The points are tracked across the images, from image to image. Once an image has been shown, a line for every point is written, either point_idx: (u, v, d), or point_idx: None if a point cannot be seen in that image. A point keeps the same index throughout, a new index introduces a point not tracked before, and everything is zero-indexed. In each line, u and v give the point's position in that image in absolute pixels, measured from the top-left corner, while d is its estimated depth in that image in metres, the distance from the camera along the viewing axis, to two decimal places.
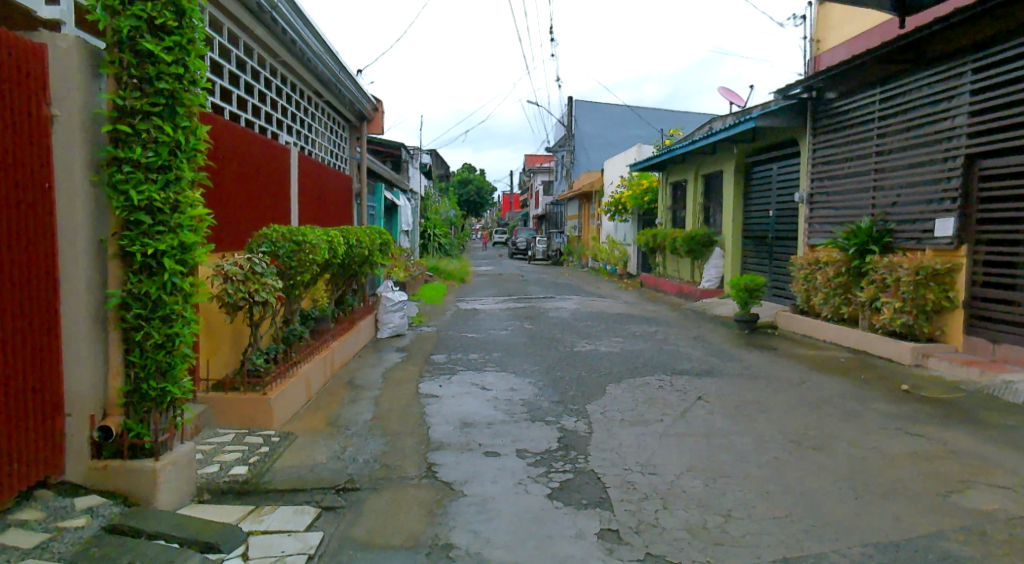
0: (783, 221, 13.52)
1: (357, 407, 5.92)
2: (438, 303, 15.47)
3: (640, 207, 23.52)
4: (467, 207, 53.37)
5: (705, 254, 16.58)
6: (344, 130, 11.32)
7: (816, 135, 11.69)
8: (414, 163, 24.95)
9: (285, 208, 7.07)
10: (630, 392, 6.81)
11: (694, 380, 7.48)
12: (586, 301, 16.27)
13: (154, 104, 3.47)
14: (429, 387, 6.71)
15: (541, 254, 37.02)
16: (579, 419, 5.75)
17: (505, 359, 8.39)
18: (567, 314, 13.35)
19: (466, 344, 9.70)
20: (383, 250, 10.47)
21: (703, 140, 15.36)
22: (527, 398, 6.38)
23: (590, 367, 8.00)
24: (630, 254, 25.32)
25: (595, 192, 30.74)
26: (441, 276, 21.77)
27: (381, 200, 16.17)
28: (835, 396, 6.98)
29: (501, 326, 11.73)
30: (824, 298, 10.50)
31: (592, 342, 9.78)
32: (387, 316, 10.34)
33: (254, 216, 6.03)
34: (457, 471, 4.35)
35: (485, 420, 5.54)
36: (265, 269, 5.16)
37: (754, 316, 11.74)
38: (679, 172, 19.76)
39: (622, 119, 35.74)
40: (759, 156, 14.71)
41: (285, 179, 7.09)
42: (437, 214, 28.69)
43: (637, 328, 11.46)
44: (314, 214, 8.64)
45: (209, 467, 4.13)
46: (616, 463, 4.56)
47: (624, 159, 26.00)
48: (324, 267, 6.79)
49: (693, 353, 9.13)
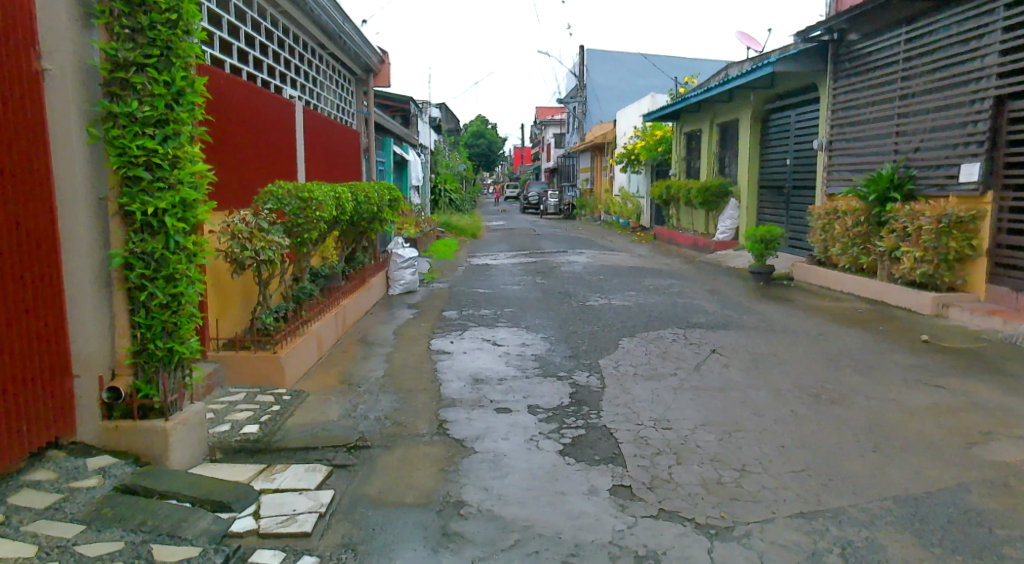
0: (800, 170, 13.20)
1: (368, 365, 5.90)
2: (450, 259, 15.40)
3: (654, 158, 23.10)
4: (478, 161, 52.83)
5: (720, 205, 16.31)
6: (350, 83, 11.07)
7: (837, 79, 11.29)
8: (423, 117, 24.56)
9: (291, 164, 6.94)
10: (643, 347, 6.73)
11: (709, 333, 7.39)
12: (598, 255, 16.11)
13: (150, 55, 3.31)
14: (441, 343, 6.67)
15: (553, 208, 36.68)
16: (591, 374, 5.70)
17: (517, 314, 8.33)
18: (579, 268, 13.24)
19: (478, 300, 9.64)
20: (393, 206, 10.35)
21: (719, 87, 14.93)
22: (539, 354, 6.34)
23: (604, 321, 7.92)
24: (643, 207, 25.02)
25: (608, 144, 30.24)
26: (452, 231, 21.63)
27: (391, 155, 15.98)
28: (852, 348, 6.88)
29: (513, 281, 11.65)
30: (842, 248, 10.30)
31: (606, 296, 9.68)
32: (398, 272, 10.27)
33: (259, 172, 5.92)
34: (469, 427, 4.33)
35: (496, 377, 5.50)
36: (271, 226, 5.07)
37: (770, 267, 11.56)
38: (694, 122, 19.31)
39: (635, 68, 34.89)
40: (777, 103, 14.29)
41: (290, 133, 6.94)
42: (447, 169, 28.38)
43: (650, 281, 11.34)
44: (323, 170, 8.51)
45: (220, 426, 4.12)
46: (629, 418, 4.51)
47: (637, 110, 25.45)
48: (333, 224, 6.69)
49: (707, 306, 9.02)
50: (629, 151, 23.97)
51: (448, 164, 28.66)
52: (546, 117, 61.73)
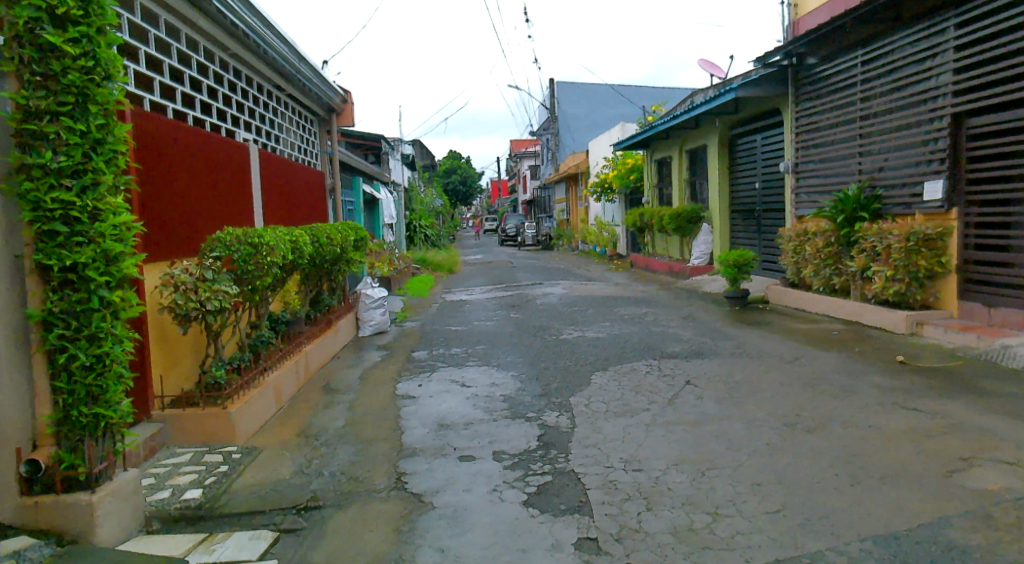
0: (770, 192, 13.24)
1: (330, 414, 5.64)
2: (425, 296, 15.18)
3: (626, 186, 23.21)
4: (454, 196, 52.92)
5: (693, 230, 16.31)
6: (312, 123, 10.92)
7: (798, 102, 11.38)
8: (395, 154, 24.52)
9: (244, 209, 6.74)
10: (616, 381, 6.54)
11: (684, 363, 7.21)
12: (574, 285, 15.99)
13: (63, 103, 3.16)
14: (407, 387, 6.42)
15: (531, 239, 36.67)
16: (562, 413, 5.49)
17: (488, 352, 8.12)
18: (555, 300, 13.09)
19: (449, 338, 9.42)
20: (359, 245, 10.14)
21: (684, 114, 15.03)
22: (508, 393, 6.12)
23: (576, 355, 7.72)
24: (619, 235, 25.06)
25: (582, 175, 30.40)
26: (427, 267, 21.46)
27: (361, 194, 15.84)
28: (828, 372, 6.74)
29: (487, 316, 11.45)
30: (814, 270, 10.26)
31: (580, 328, 9.50)
32: (368, 313, 10.02)
33: (206, 219, 5.71)
34: (430, 479, 4.08)
35: (462, 421, 5.27)
36: (217, 275, 4.86)
37: (745, 292, 11.49)
38: (663, 149, 19.44)
39: (605, 99, 35.31)
40: (742, 128, 14.40)
41: (243, 177, 6.76)
42: (422, 205, 28.28)
43: (625, 310, 11.20)
44: (281, 213, 8.32)
45: (160, 492, 3.85)
46: (599, 460, 4.30)
47: (608, 140, 25.65)
48: (290, 267, 6.48)
49: (682, 334, 8.87)
50: (602, 181, 24.06)
51: (423, 200, 28.64)
52: (520, 150, 62.26)
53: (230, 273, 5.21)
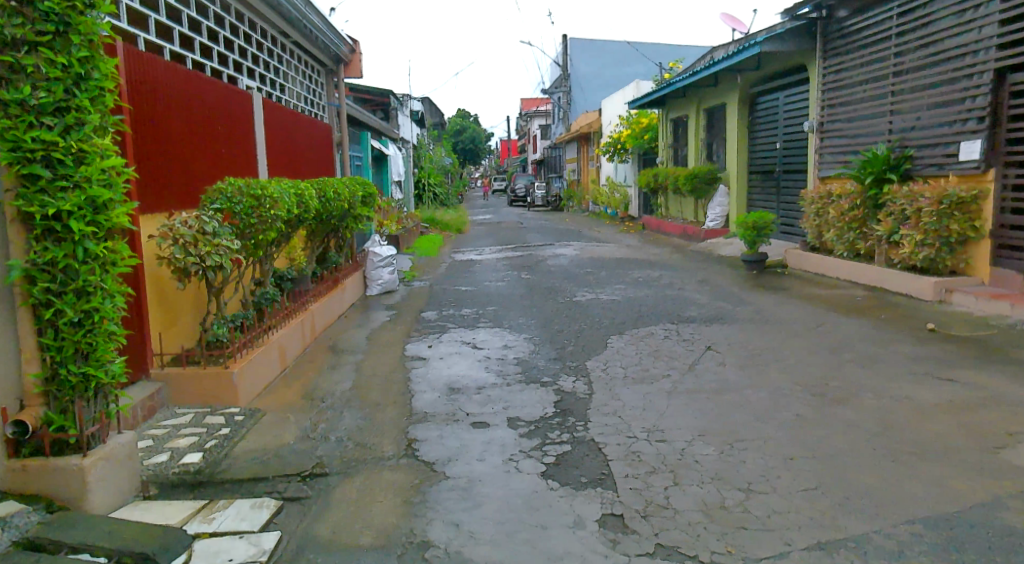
0: (791, 153, 12.80)
1: (336, 375, 5.43)
2: (433, 255, 14.91)
3: (640, 146, 22.66)
4: (463, 155, 52.21)
5: (709, 192, 15.89)
6: (319, 74, 10.52)
7: (826, 58, 10.87)
8: (404, 111, 23.99)
9: (247, 161, 6.45)
10: (633, 345, 6.28)
11: (703, 328, 6.94)
12: (586, 247, 15.67)
13: (43, 32, 2.86)
14: (416, 348, 6.19)
15: (540, 200, 36.18)
16: (578, 378, 5.25)
17: (499, 314, 7.87)
18: (566, 261, 12.80)
19: (459, 299, 9.17)
20: (366, 202, 9.85)
21: (705, 71, 14.49)
22: (521, 357, 5.88)
23: (590, 318, 7.47)
24: (631, 197, 24.60)
25: (594, 134, 29.77)
26: (436, 226, 21.13)
27: (369, 149, 15.45)
28: (855, 339, 6.47)
29: (498, 277, 11.18)
30: (837, 234, 9.91)
31: (594, 291, 9.22)
32: (376, 272, 9.76)
33: (207, 169, 5.42)
34: (441, 447, 3.87)
35: (474, 385, 5.05)
36: (217, 228, 4.60)
37: (763, 255, 11.15)
38: (680, 107, 18.88)
39: (619, 56, 34.40)
40: (764, 85, 13.87)
41: (246, 127, 6.44)
42: (431, 163, 27.79)
43: (639, 273, 10.90)
44: (287, 167, 8.02)
45: (158, 456, 3.65)
46: (620, 430, 4.07)
47: (622, 98, 24.98)
48: (295, 222, 6.20)
49: (699, 298, 8.58)
50: (616, 140, 23.50)
51: (432, 158, 28.15)
52: (531, 109, 61.22)
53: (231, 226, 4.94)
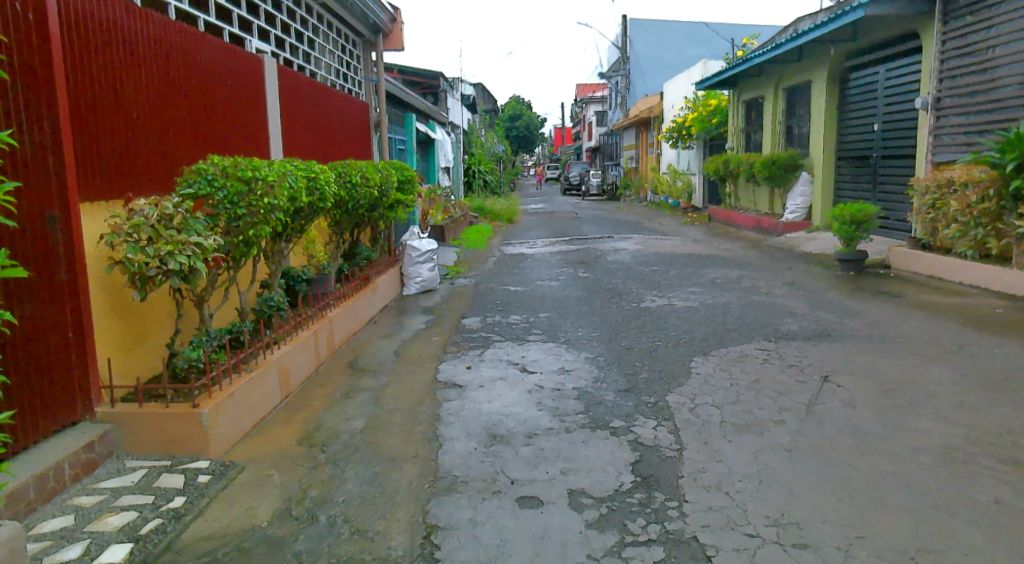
0: (893, 136, 11.12)
1: (348, 407, 4.28)
2: (481, 247, 13.73)
3: (706, 131, 20.93)
4: (516, 143, 50.90)
5: (789, 180, 14.24)
6: (355, 45, 9.36)
7: (946, 21, 9.16)
8: (454, 94, 22.84)
9: (251, 137, 5.35)
10: (725, 372, 4.95)
11: (809, 348, 5.54)
12: (648, 241, 14.23)
13: None
14: (451, 371, 4.99)
15: (595, 189, 34.60)
16: (660, 423, 3.96)
17: (554, 323, 6.62)
18: (628, 257, 11.42)
19: (507, 301, 7.96)
20: (403, 189, 8.72)
21: (790, 42, 12.77)
22: (583, 387, 4.62)
23: (665, 332, 6.15)
24: (694, 186, 22.91)
25: (654, 119, 28.06)
26: (486, 216, 19.96)
27: (414, 133, 14.35)
28: (1018, 368, 4.95)
29: (552, 274, 9.91)
30: (960, 231, 8.26)
31: (664, 294, 7.87)
32: (414, 269, 8.64)
33: (188, 144, 4.32)
34: (472, 543, 2.66)
35: (522, 430, 3.82)
36: (187, 220, 3.48)
37: (862, 254, 9.56)
38: (754, 87, 17.15)
39: (683, 37, 32.46)
40: (860, 58, 12.18)
41: (249, 96, 5.34)
42: (481, 150, 26.58)
43: (715, 273, 9.48)
44: (309, 146, 6.93)
45: (67, 551, 2.53)
46: (733, 521, 2.79)
47: (687, 79, 23.22)
48: (305, 211, 5.06)
49: (794, 306, 7.14)
50: (680, 125, 21.83)
51: (483, 144, 26.98)
52: (586, 95, 59.44)
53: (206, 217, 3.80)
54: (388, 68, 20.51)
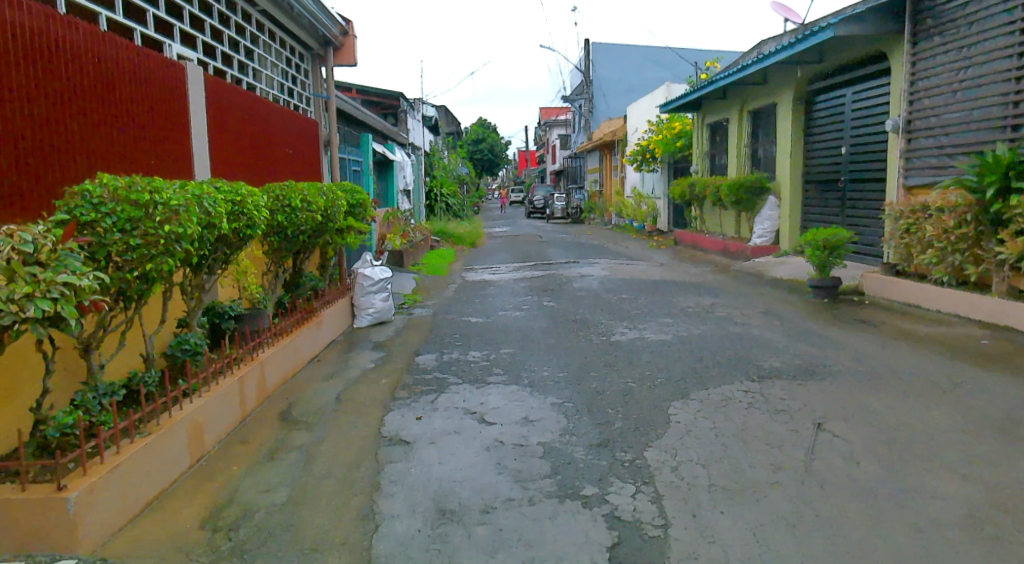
0: (861, 158, 10.91)
1: (270, 473, 3.59)
2: (441, 273, 13.12)
3: (671, 153, 20.76)
4: (480, 165, 50.59)
5: (756, 203, 13.99)
6: (303, 58, 8.73)
7: (916, 42, 8.97)
8: (415, 115, 22.31)
9: (163, 156, 4.69)
10: (707, 419, 4.40)
11: (797, 388, 5.04)
12: (615, 266, 13.79)
13: None
14: (398, 423, 4.34)
15: (560, 211, 34.33)
16: (639, 489, 3.38)
17: (517, 360, 6.03)
18: (595, 284, 10.92)
19: (466, 334, 7.34)
20: (354, 212, 8.06)
21: (757, 64, 12.55)
22: (549, 441, 4.02)
23: (638, 370, 5.61)
24: (659, 209, 22.70)
25: (618, 142, 27.95)
26: (448, 240, 19.38)
27: (371, 154, 13.73)
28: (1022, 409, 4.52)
29: (516, 302, 9.35)
30: (937, 257, 7.95)
31: (635, 325, 7.36)
32: (366, 299, 7.97)
33: (62, 158, 3.65)
34: None
35: (476, 503, 3.19)
36: (57, 254, 2.78)
37: (837, 281, 9.20)
38: (718, 110, 17.00)
39: (645, 61, 32.61)
40: (826, 81, 12.02)
41: (161, 109, 4.70)
42: (444, 172, 26.06)
43: (686, 300, 9.02)
44: (247, 167, 6.27)
45: None
46: None
47: (650, 102, 23.12)
48: (226, 238, 4.39)
49: (773, 338, 6.69)
50: (644, 148, 21.63)
51: (446, 166, 26.45)
52: (550, 118, 59.62)
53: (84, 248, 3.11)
54: (346, 88, 19.88)
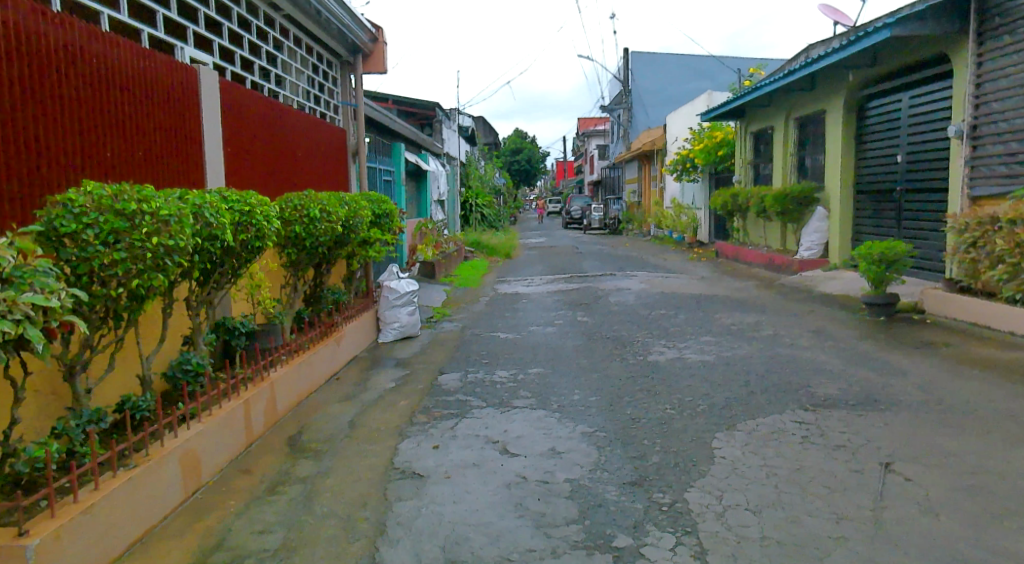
0: (920, 166, 10.24)
1: (268, 510, 3.27)
2: (473, 285, 12.80)
3: (712, 163, 20.16)
4: (517, 176, 50.44)
5: (803, 214, 13.35)
6: (331, 65, 8.50)
7: (981, 43, 8.33)
8: (451, 125, 22.17)
9: (167, 165, 4.45)
10: (756, 455, 3.94)
11: (856, 419, 4.53)
12: (653, 279, 13.29)
13: None
14: (414, 453, 3.98)
15: (597, 223, 33.83)
16: (678, 540, 2.95)
17: (546, 381, 5.63)
18: (631, 298, 10.46)
19: (494, 351, 6.98)
20: (380, 223, 7.79)
21: (806, 68, 11.95)
22: (578, 479, 3.60)
23: (678, 395, 5.15)
24: (700, 220, 22.07)
25: (657, 152, 27.38)
26: (482, 251, 19.10)
27: (403, 164, 13.52)
28: None
29: (548, 318, 8.96)
30: (1008, 273, 7.29)
31: (674, 344, 6.89)
32: (391, 313, 7.68)
33: (48, 164, 3.41)
34: None
35: (492, 554, 2.80)
36: (28, 271, 2.52)
37: (893, 297, 8.58)
38: (763, 118, 16.38)
39: (685, 69, 32.00)
40: (881, 86, 11.36)
41: (166, 114, 4.47)
42: (479, 182, 25.86)
43: (729, 317, 8.51)
44: (267, 177, 6.03)
45: None
46: None
47: (690, 111, 22.55)
48: (232, 250, 4.11)
49: (826, 360, 6.16)
50: (684, 158, 21.06)
51: (481, 177, 26.24)
52: (588, 129, 59.22)
53: (63, 263, 2.84)
54: (382, 98, 19.80)
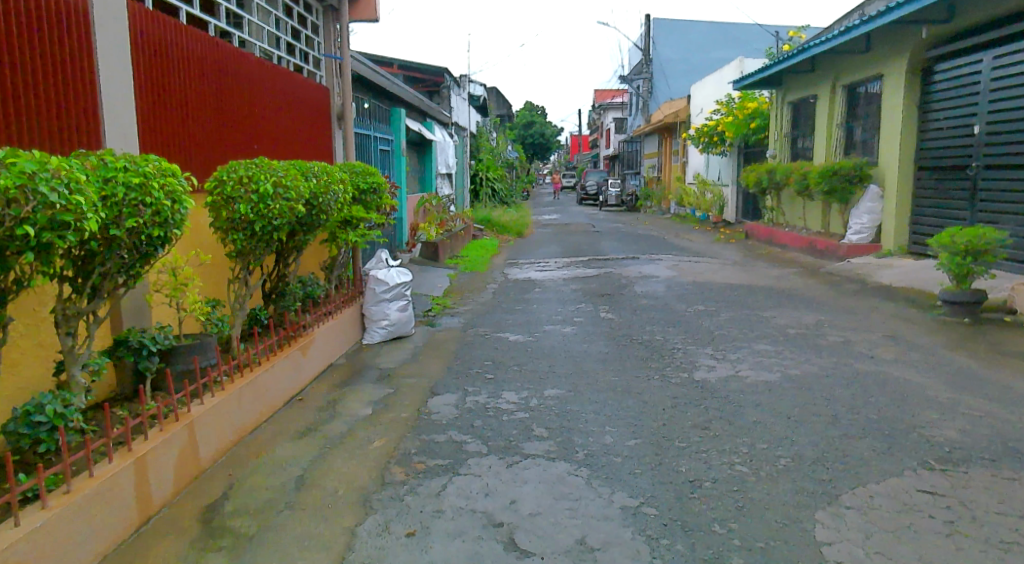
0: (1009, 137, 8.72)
1: None
2: (481, 269, 11.48)
3: (742, 136, 18.59)
4: (531, 150, 48.90)
5: (853, 194, 11.87)
6: (310, 9, 7.07)
7: None
8: (461, 92, 20.69)
9: (22, 111, 3.09)
10: (887, 559, 2.61)
11: (1011, 488, 3.17)
12: (681, 263, 11.92)
13: None
14: (379, 548, 2.68)
15: (614, 199, 32.25)
16: None
17: (565, 412, 4.31)
18: (661, 289, 9.12)
19: (501, 360, 5.67)
20: (365, 200, 6.45)
21: (867, 24, 10.38)
22: None
23: (746, 438, 3.80)
24: (727, 198, 20.52)
25: (680, 125, 25.72)
26: (492, 228, 17.79)
27: (405, 132, 12.13)
28: None
29: (566, 313, 7.63)
30: None
31: (724, 355, 5.55)
32: (379, 309, 6.40)
33: None
34: None
35: None
36: None
37: (980, 295, 7.17)
38: (804, 85, 14.80)
39: (711, 37, 30.06)
40: (958, 44, 9.80)
41: (21, 39, 3.10)
42: (491, 155, 24.42)
43: (782, 317, 7.14)
44: (212, 139, 4.69)
45: None
46: None
47: (718, 80, 20.91)
48: (116, 242, 2.81)
49: (926, 383, 4.76)
50: (711, 130, 19.44)
51: (493, 149, 24.78)
52: (604, 101, 57.27)
53: None
54: (387, 62, 18.34)
